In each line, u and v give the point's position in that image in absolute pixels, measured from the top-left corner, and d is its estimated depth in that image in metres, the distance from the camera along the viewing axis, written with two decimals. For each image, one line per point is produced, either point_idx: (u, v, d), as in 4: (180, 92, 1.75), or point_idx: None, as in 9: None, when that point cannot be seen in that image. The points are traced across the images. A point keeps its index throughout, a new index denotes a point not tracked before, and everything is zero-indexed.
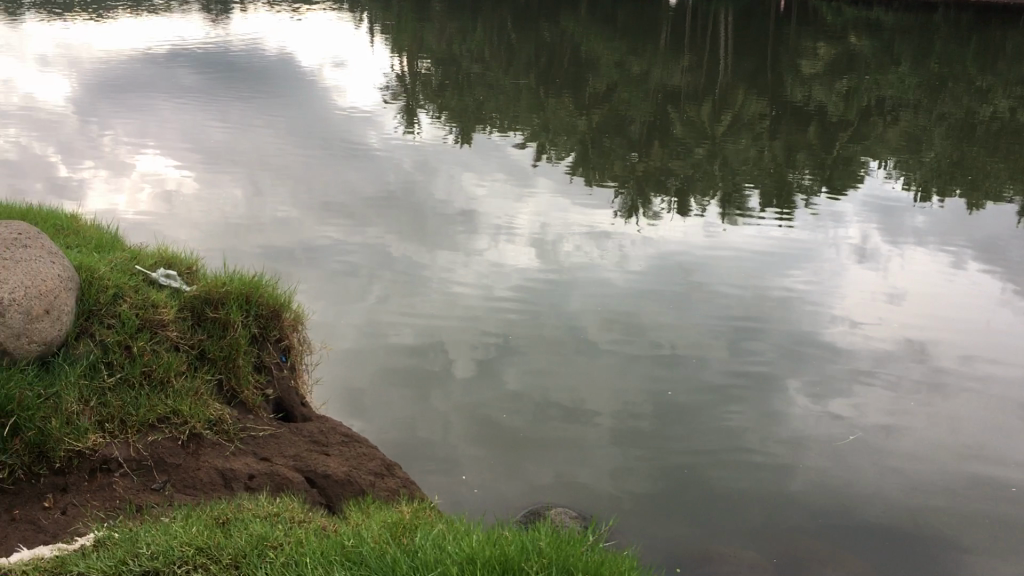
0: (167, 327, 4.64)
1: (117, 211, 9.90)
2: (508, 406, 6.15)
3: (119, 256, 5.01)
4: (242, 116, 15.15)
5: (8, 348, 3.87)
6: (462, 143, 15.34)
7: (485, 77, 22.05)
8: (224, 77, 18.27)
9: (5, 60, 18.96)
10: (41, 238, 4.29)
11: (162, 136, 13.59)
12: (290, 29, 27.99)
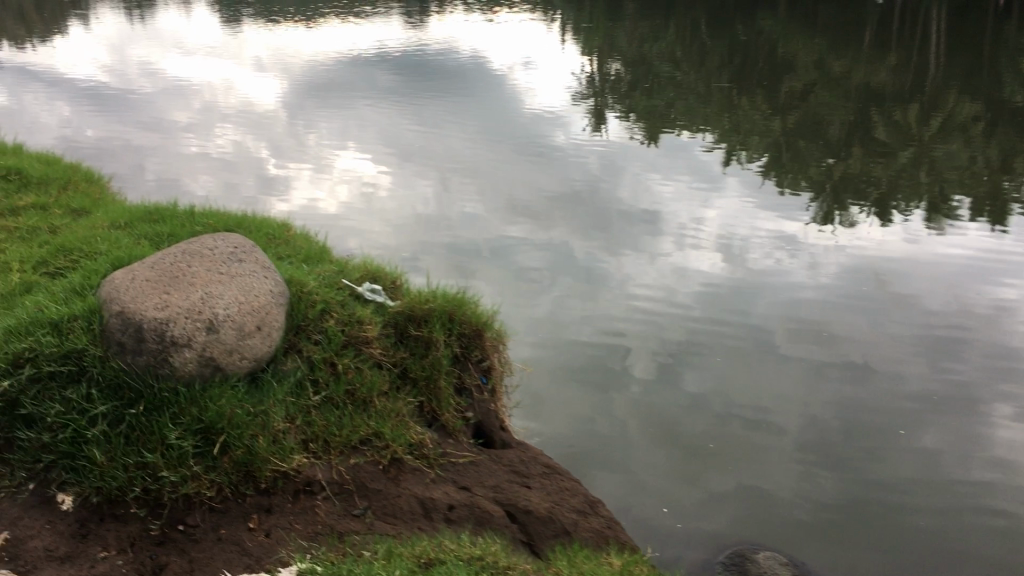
0: (370, 344, 4.54)
1: (313, 208, 10.18)
2: (683, 409, 5.79)
3: (326, 268, 4.98)
4: (434, 115, 15.35)
5: (221, 363, 3.84)
6: (650, 143, 14.92)
7: (676, 77, 21.49)
8: (419, 79, 18.66)
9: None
10: (256, 253, 4.28)
11: (359, 134, 13.98)
12: (483, 31, 28.43)
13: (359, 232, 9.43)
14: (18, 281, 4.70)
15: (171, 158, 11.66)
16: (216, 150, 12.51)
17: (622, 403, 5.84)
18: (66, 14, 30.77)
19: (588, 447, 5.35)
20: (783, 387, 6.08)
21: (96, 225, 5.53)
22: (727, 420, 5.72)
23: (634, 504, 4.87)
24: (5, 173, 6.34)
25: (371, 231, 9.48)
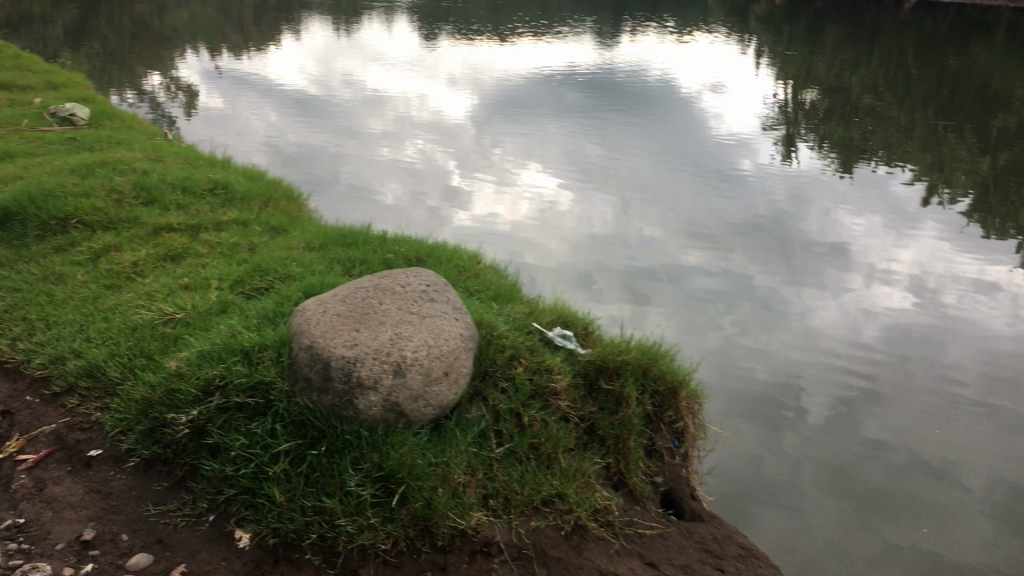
0: (559, 396, 4.26)
1: (489, 230, 10.08)
2: (861, 454, 5.24)
3: (518, 309, 4.75)
4: (619, 136, 15.03)
5: (405, 409, 3.65)
6: (843, 174, 13.99)
7: (878, 108, 20.22)
8: (605, 100, 18.40)
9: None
10: (448, 292, 4.08)
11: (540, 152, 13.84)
12: (674, 53, 27.88)
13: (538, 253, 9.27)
14: (215, 299, 4.73)
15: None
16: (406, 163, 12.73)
17: (792, 438, 5.33)
18: (280, 25, 32.67)
19: (754, 480, 4.88)
20: (970, 439, 5.46)
21: (291, 245, 5.54)
22: (902, 466, 5.16)
23: (799, 547, 4.39)
24: (213, 186, 6.52)
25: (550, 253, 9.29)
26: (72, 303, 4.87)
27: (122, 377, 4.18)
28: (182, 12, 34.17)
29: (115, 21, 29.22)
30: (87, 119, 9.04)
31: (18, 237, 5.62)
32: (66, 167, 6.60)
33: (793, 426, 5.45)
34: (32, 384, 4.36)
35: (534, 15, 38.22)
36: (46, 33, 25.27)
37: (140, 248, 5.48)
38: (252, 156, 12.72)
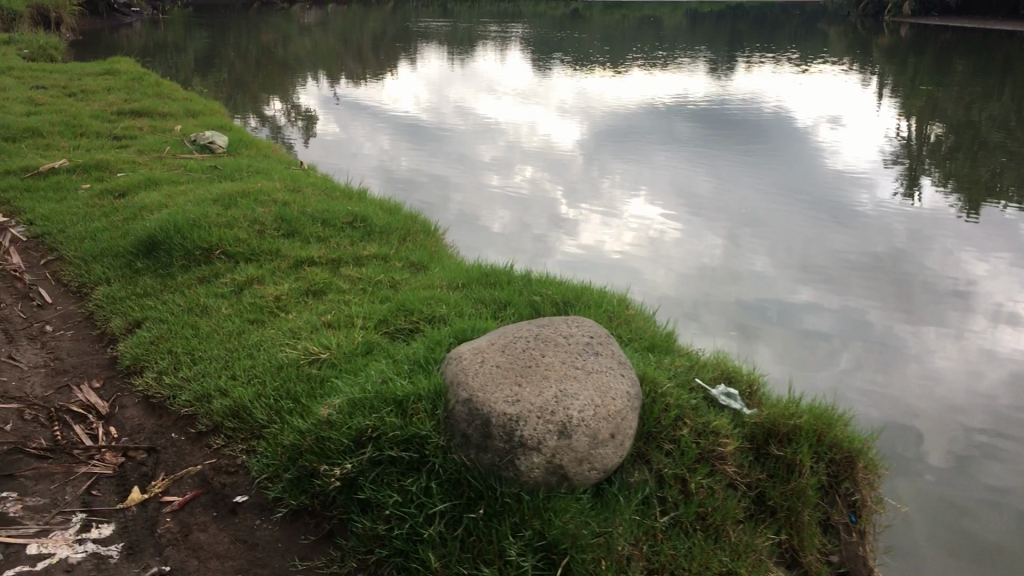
0: (725, 460, 3.90)
1: (602, 263, 9.77)
2: (983, 498, 4.75)
3: (679, 362, 4.44)
4: (733, 168, 14.56)
5: (568, 473, 3.37)
6: (969, 213, 13.07)
7: (1010, 144, 19.08)
8: (719, 131, 17.89)
9: (530, 105, 20.63)
10: (613, 345, 3.80)
11: (652, 183, 13.45)
12: (791, 85, 27.06)
13: (644, 282, 9.23)
14: (360, 339, 4.57)
15: (473, 203, 11.96)
16: (517, 193, 12.63)
17: (902, 479, 4.87)
18: (396, 54, 33.29)
19: None
20: None
21: (433, 283, 5.37)
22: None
23: None
24: (352, 220, 6.42)
25: (657, 284, 9.21)
26: (217, 337, 4.80)
27: (268, 419, 4.04)
28: (305, 40, 35.28)
29: (241, 49, 30.30)
30: (226, 147, 9.19)
31: (165, 265, 5.71)
32: (210, 196, 6.61)
33: (904, 466, 4.99)
34: (177, 422, 4.29)
35: (646, 46, 37.92)
36: (179, 61, 26.37)
37: (282, 282, 5.39)
38: (371, 182, 12.79)
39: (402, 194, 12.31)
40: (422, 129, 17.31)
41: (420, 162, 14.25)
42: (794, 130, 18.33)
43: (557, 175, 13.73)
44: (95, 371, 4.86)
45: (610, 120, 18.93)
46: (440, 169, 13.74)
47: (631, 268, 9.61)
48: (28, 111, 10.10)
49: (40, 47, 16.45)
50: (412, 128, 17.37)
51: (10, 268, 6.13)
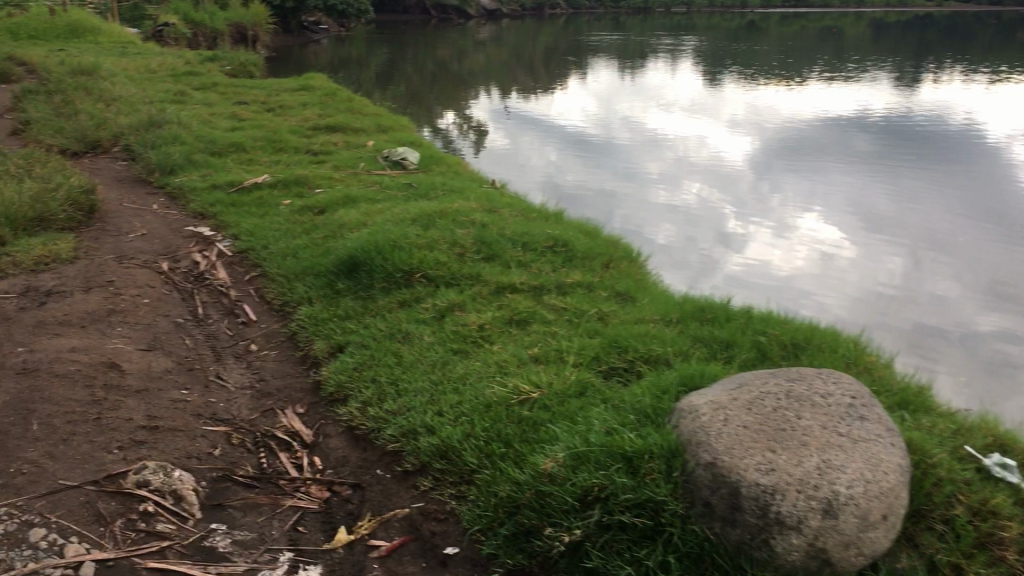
0: (1006, 546, 3.25)
1: (770, 279, 9.25)
2: None
3: (938, 426, 3.90)
4: (917, 183, 13.50)
5: (832, 558, 2.90)
6: None
7: None
8: (902, 145, 16.69)
9: (701, 119, 19.92)
10: (877, 409, 3.33)
11: (828, 199, 12.64)
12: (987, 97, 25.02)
13: (812, 300, 8.65)
14: (573, 379, 4.24)
15: (641, 218, 11.50)
16: (687, 207, 12.15)
17: None
18: (567, 67, 33.24)
19: None
20: None
21: (645, 317, 5.01)
22: None
23: None
24: (553, 244, 6.14)
25: (825, 305, 8.58)
26: (422, 366, 4.60)
27: (479, 463, 3.78)
28: (480, 54, 35.79)
29: (420, 65, 30.94)
30: (417, 162, 9.17)
31: (366, 287, 5.63)
32: (408, 216, 6.51)
33: None
34: (383, 457, 4.09)
35: (828, 58, 36.13)
36: (362, 75, 27.25)
37: (484, 310, 5.17)
38: (538, 194, 12.54)
39: (571, 206, 12.05)
40: (593, 142, 16.99)
41: (590, 175, 13.93)
42: (988, 145, 16.83)
43: (727, 189, 13.14)
44: (299, 395, 4.77)
45: (783, 133, 18.05)
46: (612, 183, 13.35)
47: (800, 288, 8.95)
48: (232, 127, 10.43)
49: (240, 63, 17.20)
50: (580, 141, 17.12)
51: (218, 283, 6.22)
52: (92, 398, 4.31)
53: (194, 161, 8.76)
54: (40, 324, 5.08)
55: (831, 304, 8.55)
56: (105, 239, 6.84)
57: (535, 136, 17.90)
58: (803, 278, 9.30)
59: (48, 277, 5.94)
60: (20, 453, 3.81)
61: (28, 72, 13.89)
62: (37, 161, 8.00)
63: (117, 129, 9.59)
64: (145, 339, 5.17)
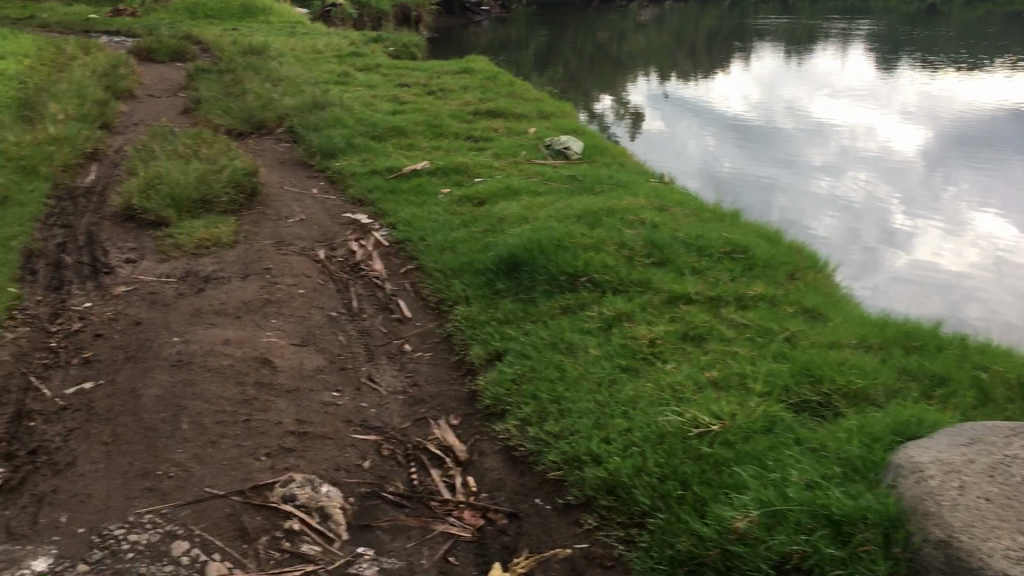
0: None
1: (937, 277, 8.46)
2: None
3: None
4: None
5: None
6: None
7: None
8: None
9: (871, 107, 18.64)
10: None
11: (1010, 196, 11.47)
12: None
13: (984, 303, 7.86)
14: (759, 412, 3.74)
15: (801, 207, 10.69)
16: (850, 197, 11.31)
17: None
18: (730, 51, 32.03)
19: None
20: None
21: (839, 341, 4.44)
22: None
23: None
24: (731, 249, 5.62)
25: (1000, 309, 7.77)
26: (586, 385, 4.20)
27: (651, 504, 3.34)
28: (640, 37, 34.98)
29: (578, 47, 30.47)
30: (580, 152, 8.77)
31: (527, 288, 5.28)
32: (573, 212, 6.12)
33: None
34: (543, 485, 3.72)
35: (1018, 45, 33.31)
36: (520, 57, 27.06)
37: (655, 322, 4.72)
38: (690, 180, 11.90)
39: (722, 190, 11.44)
40: (751, 128, 16.16)
41: (746, 162, 13.22)
42: None
43: (894, 181, 12.18)
44: (453, 405, 4.47)
45: (960, 123, 16.65)
46: (769, 171, 12.61)
47: (970, 290, 8.15)
48: (394, 110, 10.32)
49: (403, 44, 17.23)
50: (737, 126, 16.34)
51: (373, 275, 6.01)
52: (242, 397, 4.15)
53: (354, 144, 8.64)
54: (196, 312, 4.99)
55: (1006, 310, 7.70)
56: (265, 223, 6.78)
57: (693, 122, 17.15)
58: (974, 279, 8.43)
59: (209, 261, 5.90)
60: (168, 454, 3.68)
61: (203, 51, 14.29)
62: (205, 142, 8.06)
63: (283, 110, 9.63)
64: (299, 333, 5.00)
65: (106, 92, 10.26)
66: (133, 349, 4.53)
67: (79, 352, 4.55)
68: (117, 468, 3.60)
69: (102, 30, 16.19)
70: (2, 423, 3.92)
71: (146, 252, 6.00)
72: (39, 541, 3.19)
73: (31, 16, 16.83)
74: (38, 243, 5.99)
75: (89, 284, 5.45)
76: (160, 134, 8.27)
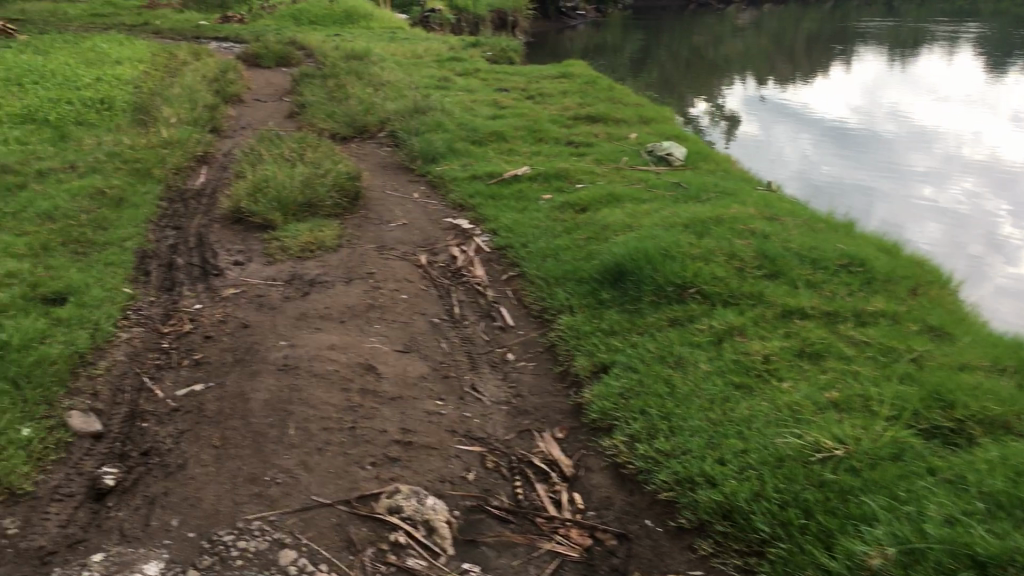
0: None
1: None
2: None
3: None
4: None
5: None
6: None
7: None
8: None
9: (982, 111, 17.85)
10: None
11: None
12: None
13: None
14: (886, 437, 3.53)
15: (906, 215, 10.28)
16: (958, 205, 10.83)
17: None
18: (831, 54, 31.18)
19: None
20: None
21: (970, 363, 4.18)
22: None
23: None
24: (848, 262, 5.37)
25: None
26: (697, 401, 4.05)
27: (771, 533, 3.18)
28: (738, 41, 34.34)
29: (674, 51, 30.08)
30: (683, 159, 8.58)
31: (633, 299, 5.14)
32: (679, 221, 5.95)
33: None
34: (653, 505, 3.59)
35: None
36: (616, 61, 26.83)
37: (769, 338, 4.53)
38: (790, 187, 11.43)
39: (822, 196, 11.09)
40: (852, 133, 15.67)
41: (848, 167, 12.80)
42: None
43: (1006, 189, 11.62)
44: (558, 417, 4.36)
45: None
46: (872, 176, 12.18)
47: None
48: (494, 114, 10.30)
49: (501, 48, 17.25)
50: (837, 131, 15.86)
51: (475, 281, 5.96)
52: (348, 403, 4.13)
53: (455, 149, 8.63)
54: (302, 316, 5.02)
55: None
56: (367, 227, 6.80)
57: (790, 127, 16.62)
58: None
59: (313, 264, 5.94)
60: (275, 459, 3.68)
61: (307, 56, 14.57)
62: (310, 145, 8.17)
63: (385, 115, 9.70)
64: (402, 339, 4.97)
65: (216, 97, 10.53)
66: (241, 351, 4.57)
67: (189, 354, 4.61)
68: (226, 472, 3.61)
69: (211, 36, 16.67)
70: (117, 423, 3.98)
71: (253, 255, 6.08)
72: (151, 544, 3.21)
73: (145, 23, 17.45)
74: (151, 244, 6.13)
75: (198, 286, 5.54)
76: (266, 138, 8.42)
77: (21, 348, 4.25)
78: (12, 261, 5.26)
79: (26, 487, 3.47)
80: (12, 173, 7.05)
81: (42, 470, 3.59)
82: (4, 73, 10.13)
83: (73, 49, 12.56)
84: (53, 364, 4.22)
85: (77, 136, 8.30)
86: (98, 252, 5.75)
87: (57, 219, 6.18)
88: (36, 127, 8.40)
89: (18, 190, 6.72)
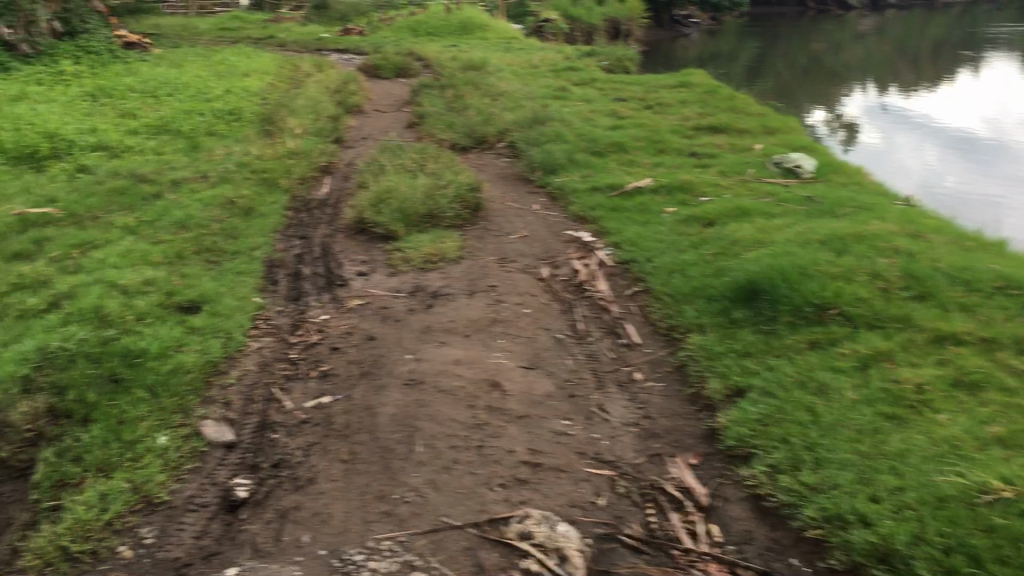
0: None
1: None
2: None
3: None
4: None
5: None
6: None
7: None
8: None
9: None
10: None
11: None
12: None
13: None
14: None
15: None
16: None
17: None
18: (961, 59, 29.79)
19: None
20: None
21: None
22: None
23: None
24: (1004, 284, 5.00)
25: None
26: (844, 431, 3.80)
27: None
28: (860, 47, 33.19)
29: (793, 59, 29.26)
30: (814, 170, 8.24)
31: (768, 319, 4.90)
32: (815, 238, 5.68)
33: None
34: (799, 543, 3.38)
35: None
36: (733, 69, 26.27)
37: (921, 365, 4.23)
38: (921, 198, 10.76)
39: (955, 208, 10.52)
40: (985, 142, 14.86)
41: (981, 178, 12.12)
42: None
43: None
44: (690, 442, 4.18)
45: None
46: (1008, 188, 11.50)
47: None
48: (613, 125, 10.15)
49: (618, 57, 17.07)
50: (968, 140, 15.08)
51: (598, 296, 5.81)
52: (474, 421, 4.04)
53: (575, 160, 8.51)
54: (427, 329, 4.97)
55: None
56: (488, 238, 6.74)
57: (914, 136, 15.85)
58: None
59: (436, 276, 5.91)
60: (404, 477, 3.62)
61: (425, 67, 14.72)
62: (431, 156, 8.18)
63: (504, 125, 9.67)
64: (527, 355, 4.87)
65: (339, 108, 10.71)
66: (367, 364, 4.55)
67: (317, 365, 4.61)
68: (355, 488, 3.57)
69: (333, 47, 17.06)
70: (248, 432, 4.00)
71: (377, 266, 6.09)
72: (283, 560, 3.18)
73: (270, 35, 17.98)
74: (279, 254, 6.22)
75: (324, 296, 5.57)
76: (388, 149, 8.48)
77: (158, 356, 4.33)
78: (150, 270, 5.41)
79: (163, 496, 3.50)
80: (149, 183, 7.28)
81: (178, 479, 3.62)
82: (141, 86, 10.55)
83: (204, 62, 13.00)
84: (188, 372, 4.28)
85: (208, 147, 8.55)
86: (229, 261, 5.86)
87: (190, 229, 6.34)
88: (171, 138, 8.69)
89: (154, 199, 6.94)
